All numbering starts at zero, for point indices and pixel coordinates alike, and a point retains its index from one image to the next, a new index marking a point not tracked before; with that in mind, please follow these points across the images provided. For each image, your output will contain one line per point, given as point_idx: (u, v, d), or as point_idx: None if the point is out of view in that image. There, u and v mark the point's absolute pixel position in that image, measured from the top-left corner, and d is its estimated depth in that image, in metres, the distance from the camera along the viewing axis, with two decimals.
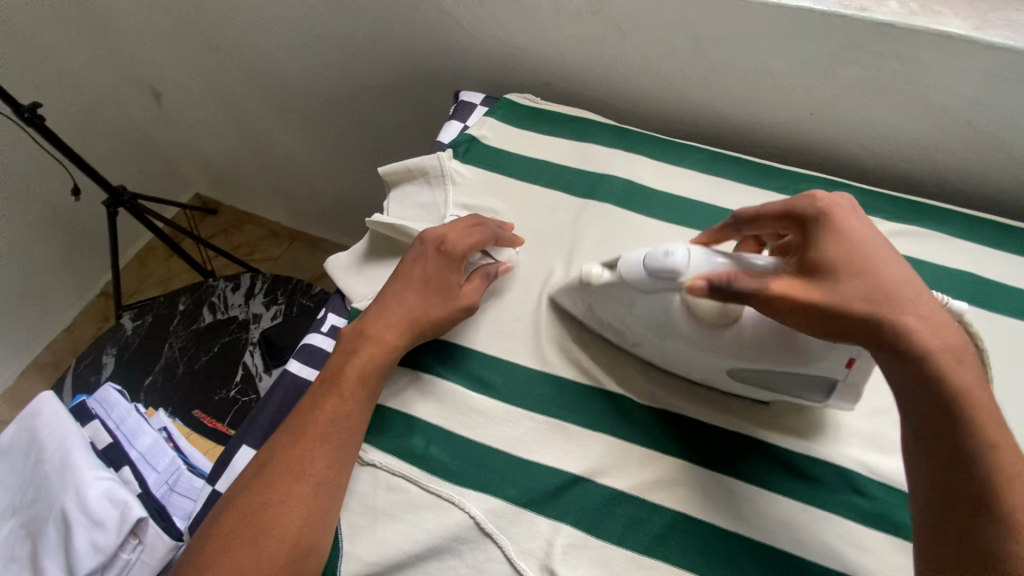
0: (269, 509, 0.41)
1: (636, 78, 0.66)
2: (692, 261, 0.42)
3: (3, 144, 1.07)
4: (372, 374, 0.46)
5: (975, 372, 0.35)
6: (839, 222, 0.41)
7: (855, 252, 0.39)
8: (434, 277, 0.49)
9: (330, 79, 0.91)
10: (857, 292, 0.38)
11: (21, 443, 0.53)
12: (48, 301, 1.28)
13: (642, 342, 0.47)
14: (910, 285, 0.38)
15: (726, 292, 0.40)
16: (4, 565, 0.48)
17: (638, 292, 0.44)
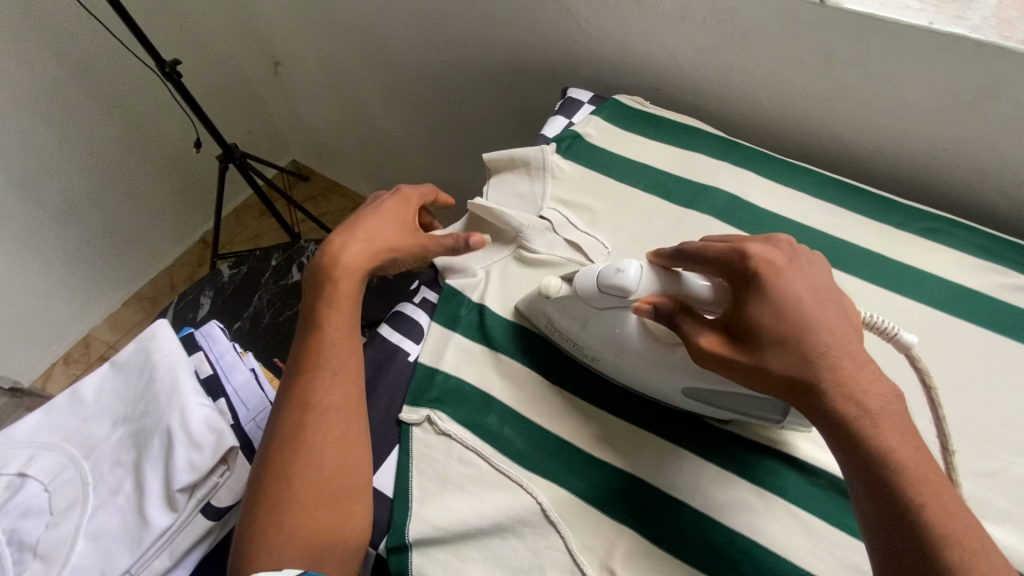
0: (313, 443, 0.45)
1: (754, 91, 0.64)
2: (642, 281, 0.44)
3: (141, 94, 1.18)
4: (349, 300, 0.51)
5: (899, 431, 0.35)
6: (769, 276, 0.39)
7: (783, 314, 0.38)
8: (387, 206, 0.57)
9: (439, 64, 0.94)
10: (781, 355, 0.37)
11: (136, 361, 0.59)
12: (156, 240, 1.41)
13: (602, 355, 0.48)
14: (840, 342, 0.37)
15: (668, 321, 0.42)
16: (111, 467, 0.54)
17: (592, 310, 0.48)
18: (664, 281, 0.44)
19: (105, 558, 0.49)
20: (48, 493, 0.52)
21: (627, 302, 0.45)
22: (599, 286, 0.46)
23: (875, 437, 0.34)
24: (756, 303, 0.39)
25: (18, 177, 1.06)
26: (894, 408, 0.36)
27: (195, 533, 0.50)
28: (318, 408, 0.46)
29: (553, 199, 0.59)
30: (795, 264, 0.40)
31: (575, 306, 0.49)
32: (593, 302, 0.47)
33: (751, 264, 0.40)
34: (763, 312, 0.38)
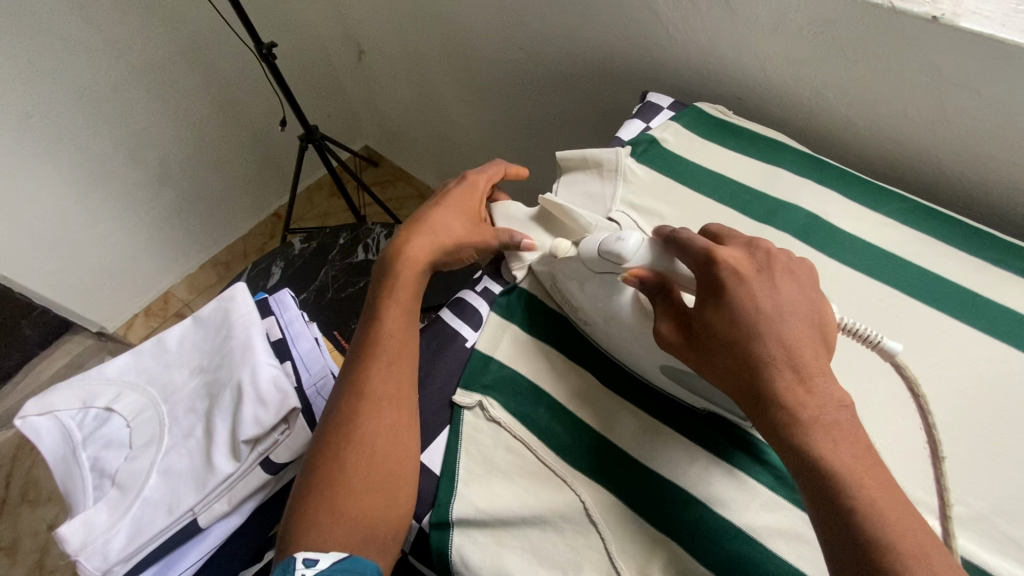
0: (361, 430, 0.46)
1: (846, 109, 0.61)
2: (637, 253, 0.46)
3: (237, 73, 1.27)
4: (411, 291, 0.54)
5: (833, 438, 0.34)
6: (733, 275, 0.40)
7: (736, 320, 0.38)
8: (452, 199, 0.60)
9: (518, 61, 0.95)
10: (727, 357, 0.38)
11: (216, 318, 0.63)
12: (236, 210, 1.50)
13: (591, 320, 0.50)
14: (789, 349, 0.37)
15: (651, 293, 0.45)
16: (185, 413, 0.58)
17: (588, 273, 0.50)
18: (652, 257, 0.46)
19: (172, 494, 0.53)
20: (129, 429, 0.57)
21: (620, 268, 0.48)
22: (599, 252, 0.48)
23: (804, 442, 0.35)
24: (713, 310, 0.40)
25: (124, 140, 1.17)
26: (837, 416, 0.35)
27: (253, 483, 0.54)
28: (369, 396, 0.47)
29: (622, 203, 0.59)
30: (765, 274, 0.40)
31: (576, 268, 0.52)
32: (592, 265, 0.49)
33: (718, 271, 0.40)
34: (718, 315, 0.39)
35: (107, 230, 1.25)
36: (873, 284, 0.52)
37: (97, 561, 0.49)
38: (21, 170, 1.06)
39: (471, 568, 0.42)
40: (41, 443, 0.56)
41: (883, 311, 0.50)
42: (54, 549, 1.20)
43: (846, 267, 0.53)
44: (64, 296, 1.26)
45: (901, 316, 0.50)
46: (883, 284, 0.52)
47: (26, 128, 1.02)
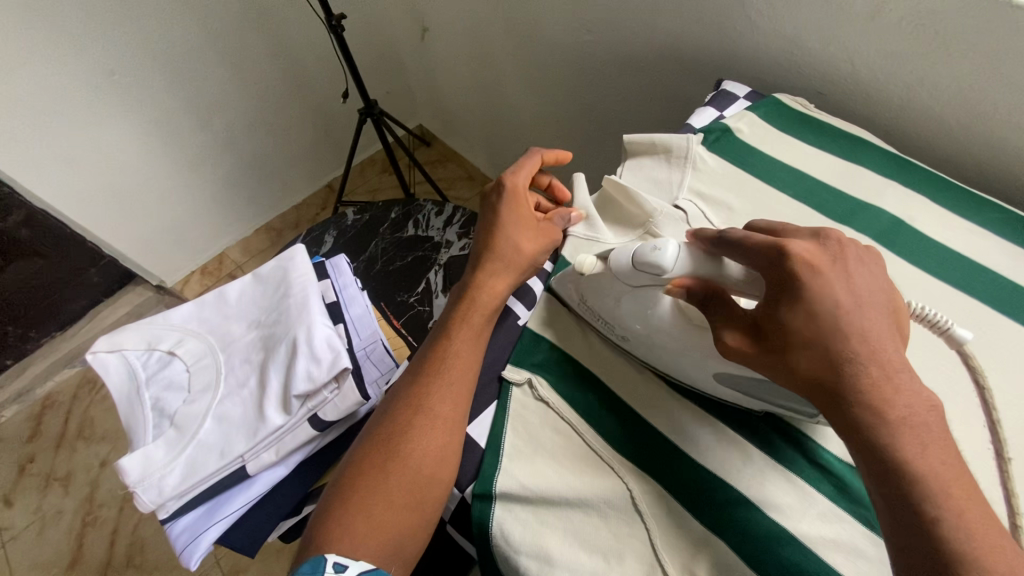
0: (411, 443, 0.44)
1: (942, 109, 0.57)
2: (678, 262, 0.43)
3: (304, 44, 1.29)
4: (482, 314, 0.51)
5: (922, 441, 0.33)
6: (812, 275, 0.36)
7: (815, 320, 0.35)
8: (512, 210, 0.55)
9: (583, 45, 0.94)
10: (812, 361, 0.35)
11: (275, 276, 0.65)
12: (292, 180, 1.54)
13: (631, 337, 0.48)
14: (873, 345, 0.34)
15: (699, 301, 0.43)
16: (240, 364, 0.60)
17: (625, 288, 0.47)
18: (698, 262, 0.42)
19: (225, 440, 0.55)
20: (189, 374, 0.60)
21: (660, 280, 0.44)
22: (634, 263, 0.45)
23: (890, 444, 0.33)
24: (788, 310, 0.36)
25: (195, 103, 1.21)
26: (926, 417, 0.33)
27: (301, 438, 0.55)
28: (427, 412, 0.46)
29: (689, 191, 0.57)
30: (839, 265, 0.37)
31: (607, 284, 0.48)
32: (627, 280, 0.46)
33: (792, 266, 0.36)
34: (793, 315, 0.36)
35: (173, 189, 1.31)
36: (958, 295, 0.48)
37: (152, 495, 0.52)
38: (101, 126, 1.11)
39: (512, 543, 0.42)
40: (108, 379, 0.59)
41: (966, 323, 0.47)
42: (103, 485, 1.27)
43: (929, 276, 0.50)
44: (129, 248, 1.33)
45: (987, 332, 0.46)
46: (968, 295, 0.48)
47: (108, 85, 1.08)
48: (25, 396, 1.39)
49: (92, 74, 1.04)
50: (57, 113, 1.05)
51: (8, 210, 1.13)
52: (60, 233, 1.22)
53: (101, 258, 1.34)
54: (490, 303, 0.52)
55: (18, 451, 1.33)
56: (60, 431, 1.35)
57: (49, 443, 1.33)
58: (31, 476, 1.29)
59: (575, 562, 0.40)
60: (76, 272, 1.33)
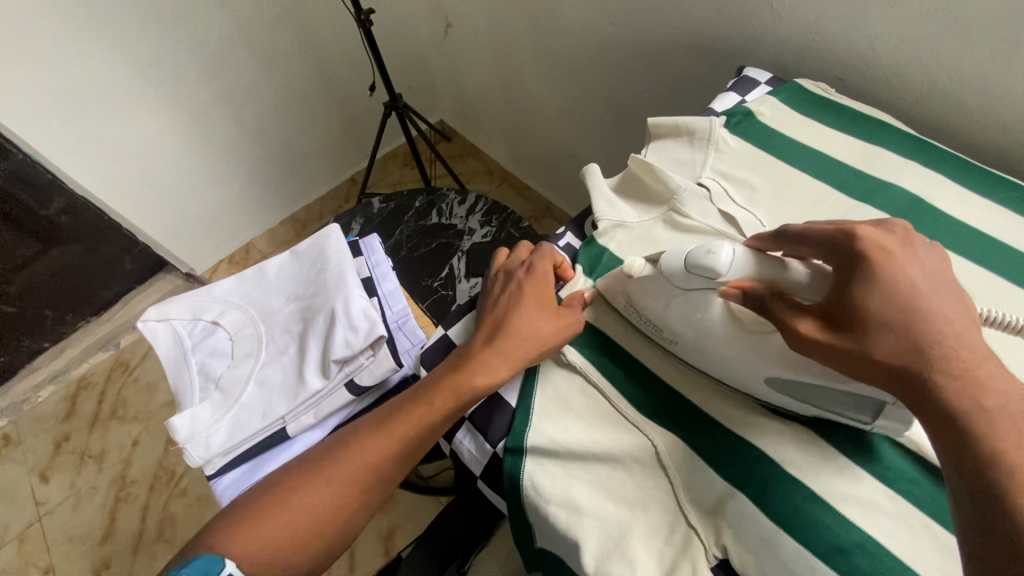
0: (315, 491, 0.47)
1: (962, 93, 0.59)
2: (733, 265, 0.43)
3: (332, 40, 1.34)
4: (458, 390, 0.48)
5: (1020, 429, 0.32)
6: (882, 265, 0.37)
7: (891, 298, 0.36)
8: (529, 295, 0.52)
9: (605, 38, 0.96)
10: (886, 343, 0.35)
11: (313, 253, 0.68)
12: (317, 172, 1.59)
13: (680, 336, 0.47)
14: (957, 330, 0.35)
15: (759, 304, 0.41)
16: (280, 333, 0.63)
17: (677, 290, 0.46)
18: (760, 265, 0.43)
19: (267, 402, 0.58)
20: (232, 342, 0.63)
21: (714, 284, 0.44)
22: (685, 265, 0.44)
23: (985, 435, 0.32)
24: (864, 286, 0.37)
25: (229, 95, 1.26)
26: (1020, 407, 0.33)
27: (338, 402, 0.58)
28: (343, 471, 0.47)
29: (712, 171, 0.59)
30: (909, 246, 0.38)
31: (654, 287, 0.47)
32: (681, 283, 0.45)
33: (860, 246, 0.38)
34: (873, 294, 0.36)
35: (205, 179, 1.36)
36: (975, 270, 0.50)
37: (201, 451, 0.56)
38: (139, 114, 1.16)
39: (542, 494, 0.44)
40: (157, 345, 0.63)
41: (983, 295, 0.48)
42: (135, 463, 1.32)
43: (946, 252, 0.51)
44: (162, 235, 1.38)
45: (1004, 303, 0.48)
46: (987, 270, 0.50)
47: (148, 76, 1.13)
48: (60, 376, 1.45)
49: (132, 65, 1.09)
50: (101, 102, 1.10)
51: (50, 196, 1.18)
52: (98, 222, 1.28)
53: (135, 246, 1.39)
54: (476, 388, 0.48)
55: (53, 429, 1.38)
56: (94, 411, 1.40)
57: (83, 422, 1.39)
58: (66, 454, 1.34)
59: (602, 511, 0.43)
60: (110, 259, 1.38)
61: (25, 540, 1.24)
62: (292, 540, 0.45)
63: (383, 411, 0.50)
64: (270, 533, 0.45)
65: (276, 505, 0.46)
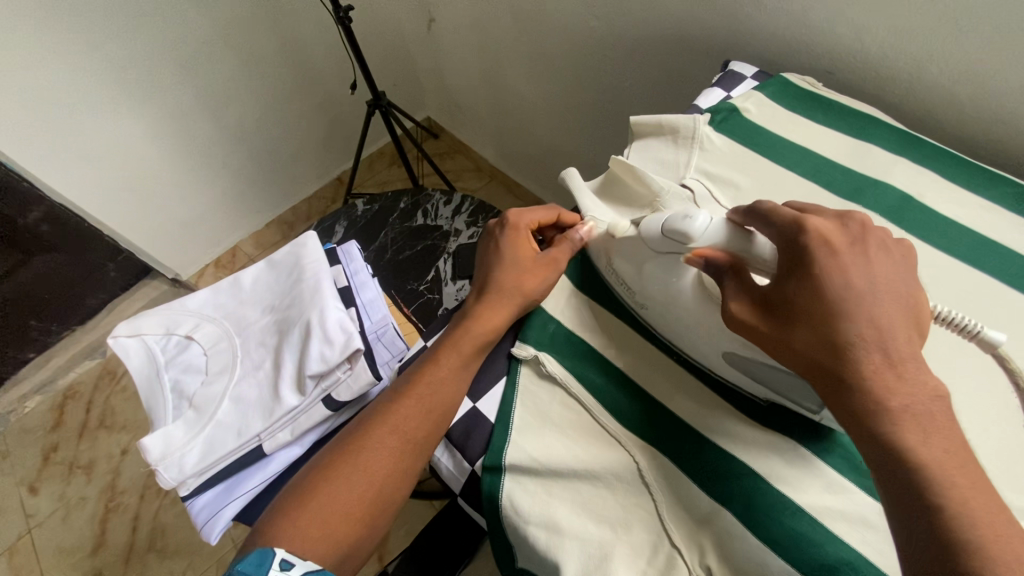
0: (344, 481, 0.45)
1: (953, 85, 0.57)
2: (708, 231, 0.42)
3: (314, 37, 1.31)
4: (472, 345, 0.50)
5: (924, 430, 0.32)
6: (819, 262, 0.36)
7: (820, 296, 0.36)
8: (512, 250, 0.56)
9: (590, 31, 0.94)
10: (805, 339, 0.36)
11: (288, 262, 0.66)
12: (302, 173, 1.56)
13: (648, 304, 0.48)
14: (881, 331, 0.34)
15: (715, 275, 0.41)
16: (256, 347, 0.61)
17: (648, 253, 0.47)
18: (731, 235, 0.42)
19: (242, 420, 0.57)
20: (206, 357, 0.62)
21: (683, 249, 0.44)
22: (662, 231, 0.44)
23: (891, 432, 0.32)
24: (797, 284, 0.37)
25: (208, 98, 1.23)
26: (929, 408, 0.33)
27: (315, 418, 0.57)
28: (368, 453, 0.46)
29: (696, 170, 0.57)
30: (858, 247, 0.37)
31: (635, 248, 0.48)
32: (654, 245, 0.46)
33: (806, 243, 0.37)
34: (800, 292, 0.36)
35: (186, 183, 1.33)
36: (967, 270, 0.48)
37: (174, 472, 0.54)
38: (115, 120, 1.13)
39: (520, 513, 0.43)
40: (129, 362, 0.61)
41: (974, 298, 0.47)
42: (125, 473, 1.30)
43: (938, 252, 0.49)
44: (145, 241, 1.36)
45: (996, 305, 0.46)
46: (978, 270, 0.48)
47: (122, 81, 1.10)
48: (47, 387, 1.43)
49: (106, 70, 1.07)
50: (75, 109, 1.07)
51: (28, 206, 1.16)
52: (78, 228, 1.25)
53: (119, 252, 1.37)
54: (484, 336, 0.51)
55: (41, 439, 1.37)
56: (81, 421, 1.38)
57: (71, 432, 1.37)
58: (54, 465, 1.33)
59: (582, 530, 0.41)
60: (93, 266, 1.36)
61: (15, 553, 1.23)
62: (336, 532, 0.44)
63: (392, 390, 0.49)
64: (311, 528, 0.43)
65: (310, 497, 0.44)
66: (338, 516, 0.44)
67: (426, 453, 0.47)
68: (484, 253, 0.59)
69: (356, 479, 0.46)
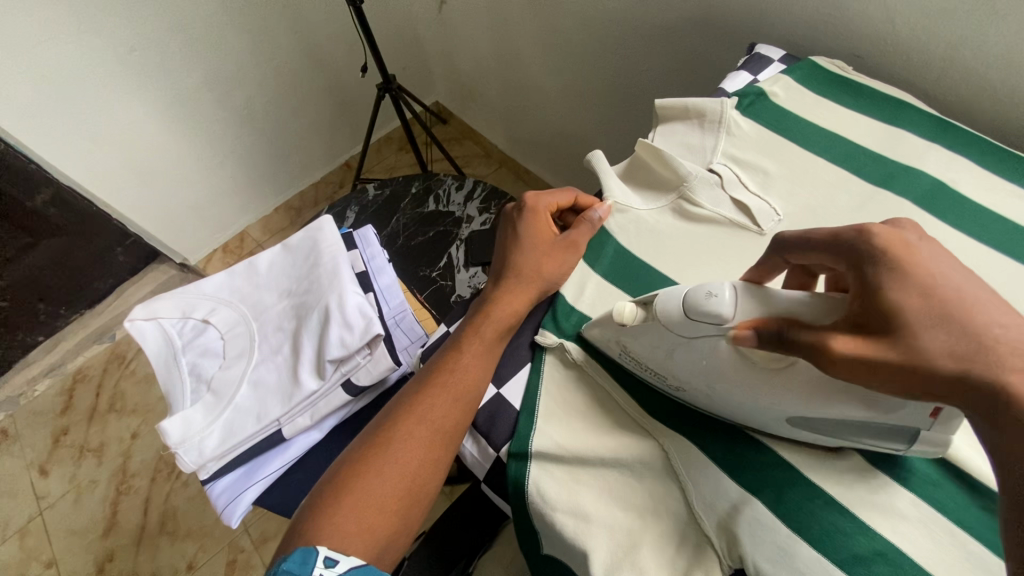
0: (373, 479, 0.45)
1: (987, 70, 0.55)
2: (738, 305, 0.38)
3: (323, 19, 1.29)
4: (494, 332, 0.50)
5: None
6: (906, 259, 0.34)
7: (930, 296, 0.32)
8: (529, 234, 0.55)
9: (607, 13, 0.92)
10: (942, 345, 0.31)
11: (304, 247, 0.65)
12: (310, 157, 1.55)
13: (688, 386, 0.42)
14: (1006, 323, 0.31)
15: (777, 342, 0.35)
16: (273, 332, 0.61)
17: (676, 338, 0.41)
18: (762, 304, 0.38)
19: (261, 404, 0.56)
20: (223, 341, 0.61)
21: (721, 330, 0.38)
22: (686, 312, 0.39)
23: None
24: (895, 285, 0.33)
25: (216, 80, 1.22)
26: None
27: (335, 403, 0.56)
28: (393, 448, 0.46)
29: (722, 156, 0.56)
30: (926, 241, 0.35)
31: (653, 333, 0.42)
32: (678, 328, 0.40)
33: (877, 242, 0.34)
34: (905, 294, 0.33)
35: (194, 168, 1.32)
36: (1002, 259, 0.47)
37: (194, 456, 0.54)
38: (124, 103, 1.12)
39: (547, 501, 0.42)
40: (146, 345, 0.61)
41: (1008, 288, 0.46)
42: (135, 455, 1.31)
43: (972, 241, 0.48)
44: (154, 226, 1.35)
45: None
46: (1013, 259, 0.47)
47: (131, 62, 1.08)
48: (56, 370, 1.43)
49: (113, 50, 1.05)
50: (84, 91, 1.06)
51: (37, 187, 1.15)
52: (87, 212, 1.25)
53: (127, 237, 1.36)
54: (506, 322, 0.51)
55: (51, 422, 1.37)
56: (91, 404, 1.39)
57: (81, 415, 1.37)
58: (65, 448, 1.33)
59: (609, 518, 0.41)
60: (102, 250, 1.35)
61: (28, 534, 1.24)
62: (370, 532, 0.43)
63: (414, 384, 0.49)
64: (346, 530, 0.43)
65: (339, 496, 0.44)
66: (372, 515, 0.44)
67: (459, 438, 0.47)
68: (502, 243, 0.58)
69: (389, 470, 0.45)
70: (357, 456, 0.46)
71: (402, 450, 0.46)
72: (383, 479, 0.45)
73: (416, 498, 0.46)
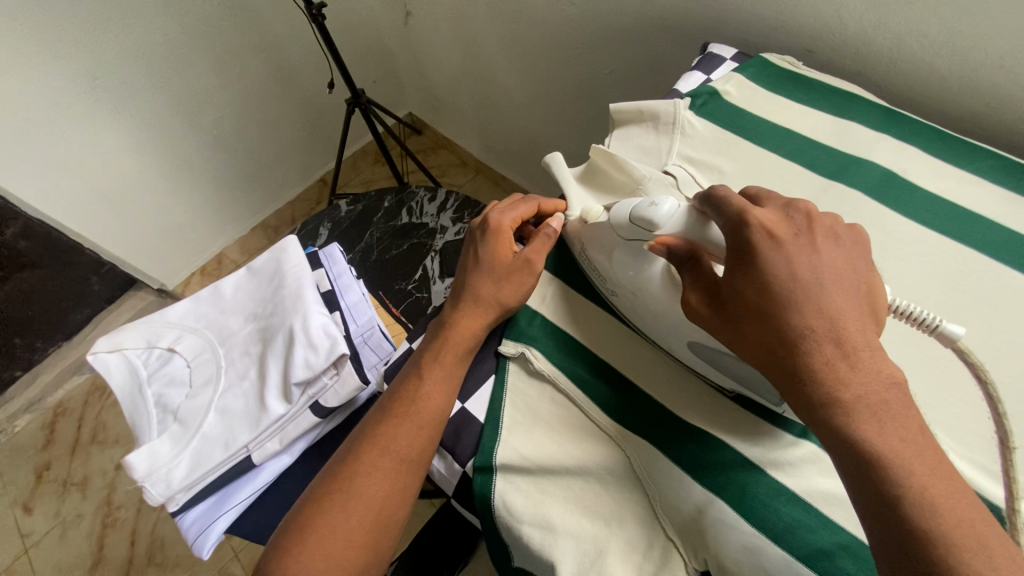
0: (335, 518, 0.44)
1: (933, 58, 0.56)
2: (672, 219, 0.41)
3: (288, 37, 1.28)
4: (456, 355, 0.49)
5: (881, 421, 0.31)
6: (762, 256, 0.35)
7: (765, 291, 0.34)
8: (487, 256, 0.54)
9: (567, 19, 0.92)
10: (758, 335, 0.35)
11: (270, 268, 0.65)
12: (285, 175, 1.54)
13: (620, 291, 0.48)
14: (833, 319, 0.33)
15: (680, 263, 0.41)
16: (240, 356, 0.60)
17: (619, 241, 0.46)
18: (688, 223, 0.41)
19: (228, 431, 0.55)
20: (189, 369, 0.60)
21: (649, 236, 0.43)
22: (629, 218, 0.43)
23: (848, 426, 0.31)
24: (743, 279, 0.36)
25: (182, 104, 1.21)
26: (885, 396, 0.31)
27: (304, 425, 0.56)
28: (356, 486, 0.45)
29: (678, 156, 0.56)
30: (804, 237, 0.36)
31: (602, 233, 0.48)
32: (623, 233, 0.45)
33: (747, 234, 0.36)
34: (749, 284, 0.35)
35: (166, 192, 1.31)
36: (954, 245, 0.48)
37: (161, 488, 0.53)
38: (89, 132, 1.11)
39: (513, 514, 0.42)
40: (110, 377, 0.60)
41: (962, 274, 0.46)
42: (120, 487, 1.29)
43: (926, 230, 0.49)
44: (129, 253, 1.34)
45: (986, 282, 0.46)
46: (966, 246, 0.48)
47: (93, 89, 1.07)
48: (36, 405, 1.41)
49: (74, 78, 1.03)
50: (46, 121, 1.05)
51: (5, 222, 1.14)
52: (59, 243, 1.24)
53: (102, 265, 1.35)
54: (466, 345, 0.50)
55: (32, 458, 1.34)
56: (74, 437, 1.36)
57: (63, 449, 1.35)
58: (48, 483, 1.31)
59: (575, 528, 0.41)
60: (76, 280, 1.33)
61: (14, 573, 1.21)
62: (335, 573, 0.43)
63: (377, 414, 0.49)
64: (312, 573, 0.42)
65: (299, 541, 0.43)
66: (337, 555, 0.43)
67: (425, 462, 0.47)
68: (464, 256, 0.57)
69: (353, 507, 0.45)
70: (320, 494, 0.46)
71: (365, 486, 0.45)
72: (346, 518, 0.44)
73: (382, 530, 0.45)
